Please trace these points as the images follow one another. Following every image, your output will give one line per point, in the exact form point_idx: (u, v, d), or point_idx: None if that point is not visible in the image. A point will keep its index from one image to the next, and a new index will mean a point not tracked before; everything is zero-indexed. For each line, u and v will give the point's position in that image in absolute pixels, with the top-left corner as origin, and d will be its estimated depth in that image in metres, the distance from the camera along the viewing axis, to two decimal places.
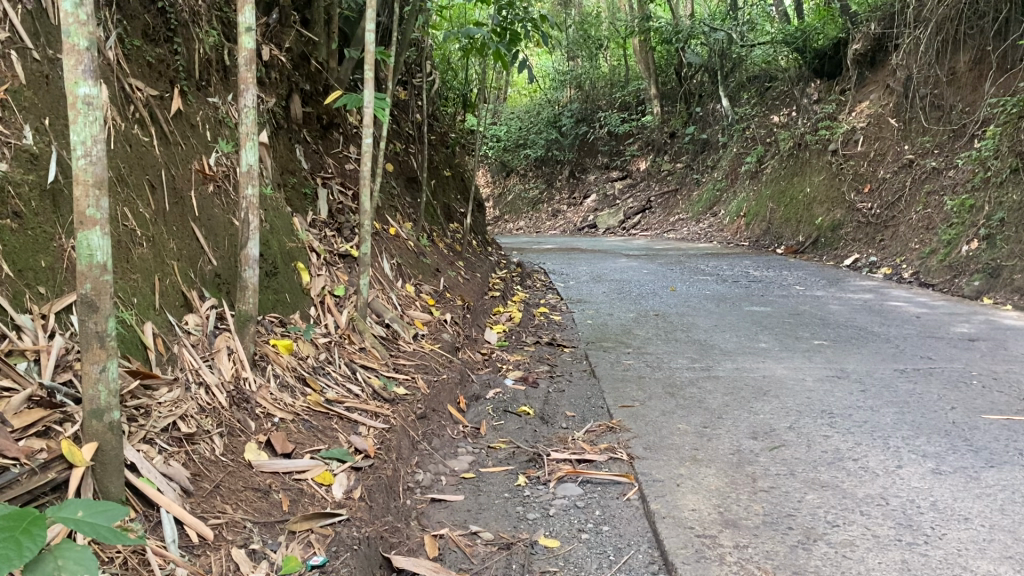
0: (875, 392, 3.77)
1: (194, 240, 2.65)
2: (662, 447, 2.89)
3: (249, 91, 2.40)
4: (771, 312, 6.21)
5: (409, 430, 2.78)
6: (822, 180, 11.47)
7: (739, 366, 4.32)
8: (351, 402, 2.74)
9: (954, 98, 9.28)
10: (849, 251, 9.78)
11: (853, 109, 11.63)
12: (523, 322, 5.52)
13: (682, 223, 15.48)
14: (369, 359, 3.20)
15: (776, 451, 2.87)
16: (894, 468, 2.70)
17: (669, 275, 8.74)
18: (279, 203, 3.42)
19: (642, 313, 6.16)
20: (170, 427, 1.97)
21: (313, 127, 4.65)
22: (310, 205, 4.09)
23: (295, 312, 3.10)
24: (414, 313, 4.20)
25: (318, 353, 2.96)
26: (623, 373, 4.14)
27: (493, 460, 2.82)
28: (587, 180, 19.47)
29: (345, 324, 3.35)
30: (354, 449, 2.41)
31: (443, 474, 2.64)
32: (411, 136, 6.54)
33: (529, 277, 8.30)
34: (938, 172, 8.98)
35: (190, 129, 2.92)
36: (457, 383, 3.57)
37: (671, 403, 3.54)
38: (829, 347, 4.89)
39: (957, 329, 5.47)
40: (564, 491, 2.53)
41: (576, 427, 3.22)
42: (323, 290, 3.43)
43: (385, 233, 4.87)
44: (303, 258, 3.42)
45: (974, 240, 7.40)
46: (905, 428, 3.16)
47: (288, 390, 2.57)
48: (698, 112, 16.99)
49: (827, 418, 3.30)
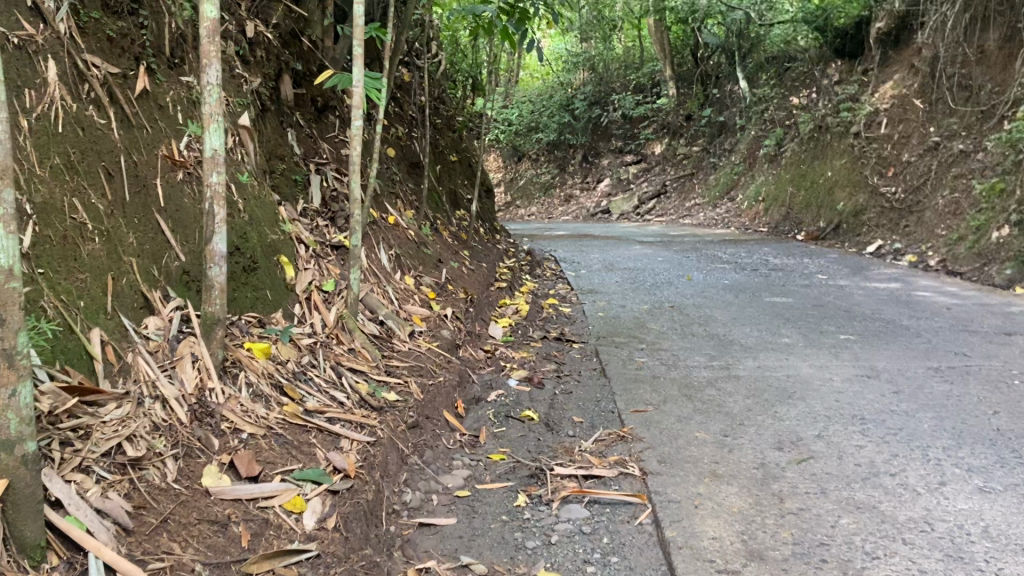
0: (909, 394, 3.49)
1: (159, 234, 2.39)
2: (678, 461, 2.63)
3: (212, 66, 2.13)
4: (793, 303, 5.91)
5: (398, 443, 2.52)
6: (844, 164, 11.12)
7: (761, 364, 4.04)
8: (333, 412, 2.48)
9: (983, 78, 8.89)
10: (872, 237, 9.45)
11: (876, 90, 11.24)
12: (531, 315, 5.25)
13: (698, 208, 15.15)
14: (358, 362, 2.94)
15: (805, 465, 2.59)
16: (937, 485, 2.42)
17: (685, 262, 8.46)
18: (262, 191, 3.16)
19: (657, 304, 5.88)
20: (112, 452, 1.72)
21: (306, 110, 4.39)
22: (301, 193, 3.84)
23: (276, 310, 2.86)
24: (413, 308, 3.95)
25: (300, 356, 2.71)
26: (636, 372, 3.87)
27: (490, 474, 2.56)
28: (601, 164, 19.14)
29: (333, 322, 3.09)
30: (332, 468, 2.15)
31: (434, 493, 2.39)
32: (414, 119, 6.27)
33: (539, 265, 8.03)
34: (965, 155, 8.62)
35: (158, 111, 2.66)
36: (455, 385, 3.31)
37: (688, 407, 3.27)
38: (856, 342, 4.59)
39: (991, 321, 5.15)
40: (568, 514, 2.26)
41: (583, 435, 2.96)
42: (310, 285, 3.18)
43: (384, 222, 4.61)
44: (289, 251, 3.16)
45: (1005, 226, 7.06)
46: (946, 436, 2.88)
47: (262, 400, 2.32)
48: (715, 94, 16.61)
49: (858, 425, 3.02)
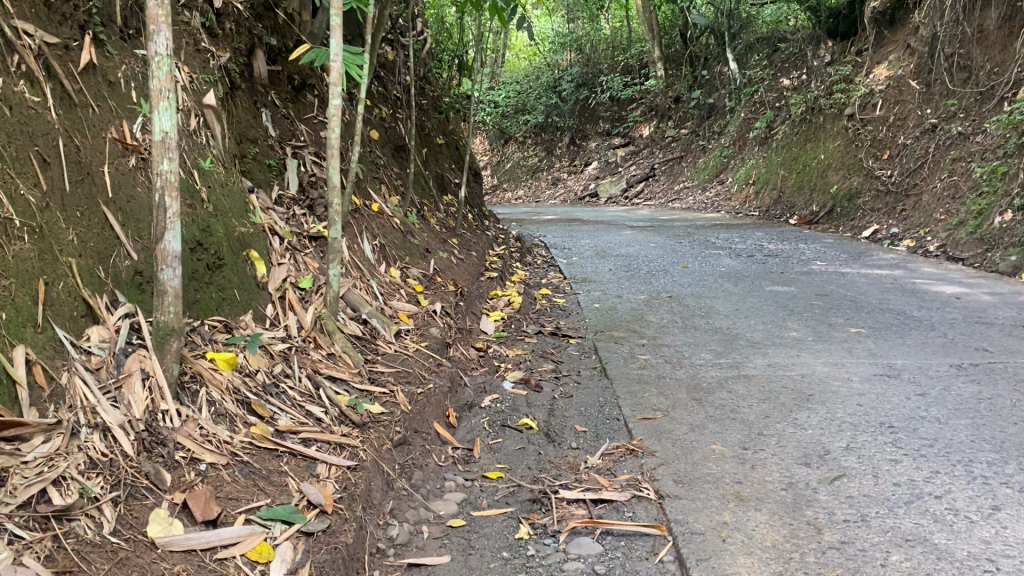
0: (936, 396, 3.22)
1: (106, 229, 2.08)
2: (696, 481, 2.35)
3: (160, 32, 1.80)
4: (796, 293, 5.63)
5: (383, 465, 2.23)
6: (838, 146, 10.84)
7: (772, 362, 3.77)
8: (308, 430, 2.17)
9: (983, 58, 8.65)
10: (867, 222, 9.19)
11: (871, 71, 10.97)
12: (523, 308, 4.96)
13: (688, 191, 14.88)
14: (338, 369, 2.63)
15: (838, 485, 2.32)
16: (989, 510, 2.15)
17: (679, 248, 8.19)
18: (228, 176, 2.84)
19: (654, 295, 5.60)
20: (32, 502, 1.43)
21: (281, 87, 4.06)
22: (275, 179, 3.52)
23: (245, 313, 2.55)
24: (398, 304, 3.64)
25: (270, 365, 2.40)
26: (639, 373, 3.58)
27: (488, 499, 2.27)
28: (588, 147, 18.80)
29: (310, 324, 2.77)
30: (307, 503, 1.85)
31: (424, 524, 2.09)
32: (398, 99, 5.94)
33: (529, 253, 7.72)
34: (964, 138, 8.36)
35: (107, 88, 2.32)
36: (446, 391, 3.01)
37: (700, 414, 2.99)
38: (868, 336, 4.32)
39: (1005, 312, 4.90)
40: (578, 549, 1.98)
41: (588, 448, 2.68)
42: (283, 282, 2.86)
43: (366, 209, 4.29)
44: (260, 244, 2.84)
45: (1008, 211, 6.82)
46: (987, 448, 2.61)
47: (225, 421, 2.03)
48: (704, 76, 16.30)
49: (889, 434, 2.75)
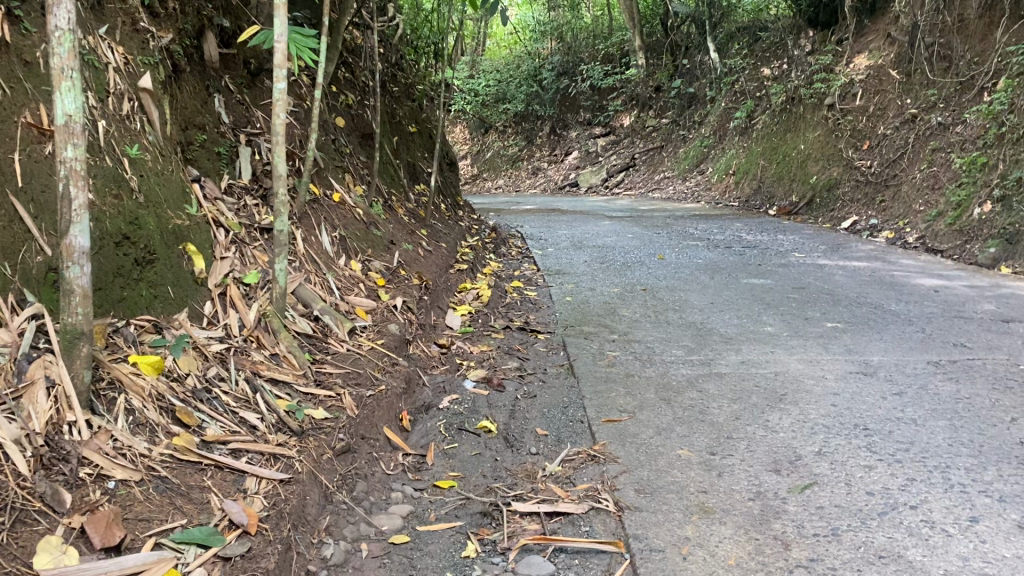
0: (914, 396, 3.10)
1: (15, 222, 1.91)
2: (658, 490, 2.21)
3: (62, 5, 1.63)
4: (773, 286, 5.51)
5: (322, 477, 2.08)
6: (818, 136, 10.72)
7: (745, 359, 3.64)
8: (239, 440, 2.02)
9: (963, 47, 8.58)
10: (847, 213, 9.08)
11: (851, 60, 10.88)
12: (492, 302, 4.80)
13: (668, 181, 14.76)
14: (281, 372, 2.47)
15: (809, 494, 2.18)
16: (967, 522, 2.02)
17: (656, 239, 8.06)
18: (165, 165, 2.66)
19: (628, 288, 5.45)
20: None
21: (236, 72, 3.87)
22: (225, 167, 3.34)
23: (181, 311, 2.38)
24: (355, 299, 3.47)
25: (203, 368, 2.23)
26: (607, 371, 3.44)
27: (435, 512, 2.12)
28: (569, 137, 18.65)
29: (253, 322, 2.60)
30: (227, 523, 1.70)
31: (363, 541, 1.94)
32: (366, 86, 5.75)
33: (504, 244, 7.57)
34: (944, 128, 8.27)
35: (22, 68, 2.13)
36: (400, 392, 2.84)
37: (668, 415, 2.85)
38: (844, 331, 4.20)
39: (984, 306, 4.80)
40: (528, 569, 1.83)
41: (548, 453, 2.53)
42: (226, 278, 2.69)
43: (326, 199, 4.11)
44: (201, 237, 2.66)
45: (987, 202, 6.74)
46: (965, 452, 2.49)
47: (145, 431, 1.86)
48: (685, 65, 16.17)
49: (864, 438, 2.63)
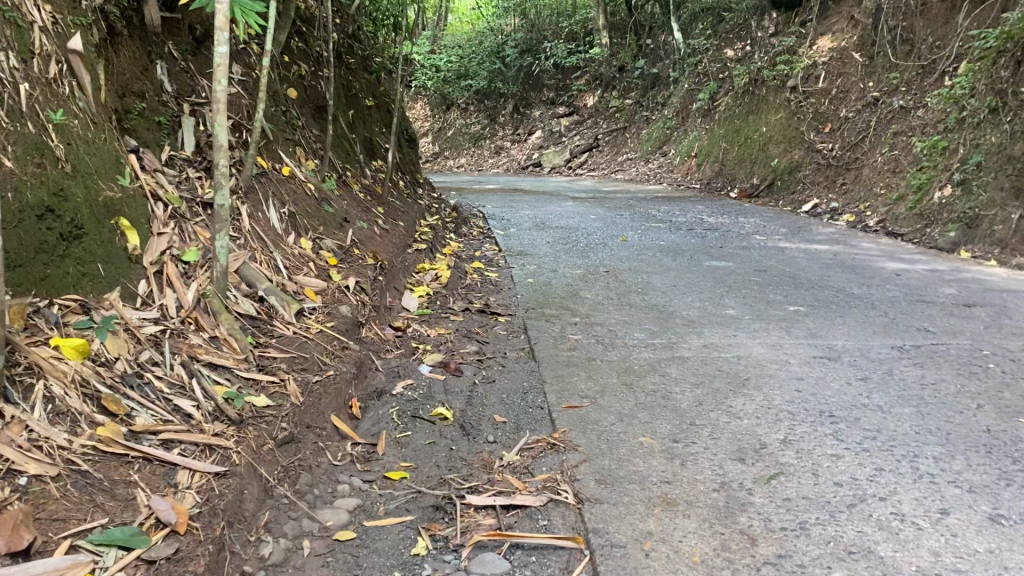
0: (880, 382, 3.04)
1: None
2: (620, 481, 2.11)
3: None
4: (735, 268, 5.45)
5: (260, 470, 1.95)
6: (780, 118, 10.69)
7: (709, 343, 3.55)
8: (171, 431, 1.87)
9: (926, 31, 8.58)
10: (808, 196, 9.08)
11: (814, 43, 10.86)
12: (451, 283, 4.66)
13: (630, 162, 14.70)
14: (220, 356, 2.32)
15: (775, 485, 2.10)
16: (938, 515, 1.95)
17: (619, 220, 7.97)
18: (98, 133, 2.47)
19: (590, 269, 5.35)
20: None
21: (181, 38, 3.66)
22: (167, 138, 3.15)
23: (112, 291, 2.21)
24: (304, 279, 3.31)
25: (134, 352, 2.07)
26: (568, 355, 3.33)
27: (385, 505, 1.99)
28: (532, 116, 18.48)
29: (191, 303, 2.45)
30: (154, 522, 1.55)
31: (305, 538, 1.81)
32: (320, 56, 5.54)
33: (465, 223, 7.43)
34: (905, 112, 8.27)
35: None
36: (350, 378, 2.71)
37: (630, 401, 2.75)
38: (807, 315, 4.14)
39: (945, 291, 4.78)
40: (483, 568, 1.72)
41: (505, 442, 2.42)
42: (163, 255, 2.52)
43: (276, 173, 3.93)
44: (136, 211, 2.49)
45: (947, 186, 6.75)
46: (933, 441, 2.43)
47: (65, 421, 1.71)
48: (649, 45, 16.07)
49: (830, 425, 2.55)
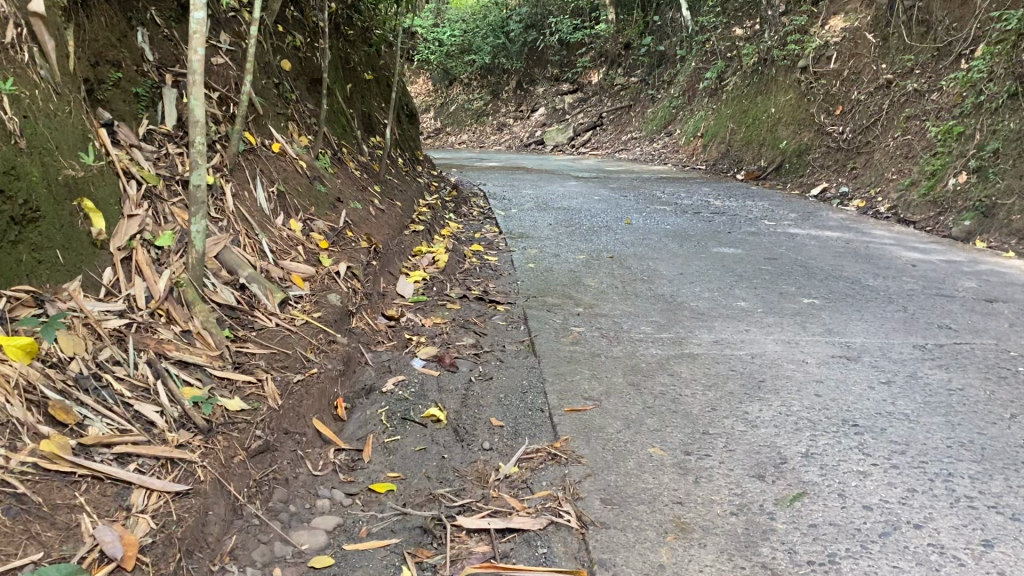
0: (904, 386, 2.84)
1: None
2: (628, 501, 1.91)
3: None
4: (744, 256, 5.24)
5: (229, 486, 1.75)
6: (790, 99, 10.43)
7: (719, 338, 3.35)
8: (128, 443, 1.67)
9: (943, 12, 8.27)
10: (817, 179, 8.86)
11: (826, 22, 10.55)
12: (448, 267, 4.45)
13: (635, 142, 14.46)
14: (192, 354, 2.12)
15: (799, 509, 1.90)
16: (980, 548, 1.76)
17: (623, 202, 7.75)
18: (61, 104, 2.25)
19: (594, 254, 5.14)
20: None
21: (165, 4, 3.42)
22: (144, 110, 2.93)
23: (71, 281, 2.01)
24: (291, 264, 3.10)
25: (94, 350, 1.87)
26: (571, 349, 3.13)
27: (367, 526, 1.80)
28: (536, 93, 18.20)
29: (162, 293, 2.24)
30: (97, 556, 1.37)
31: (276, 567, 1.62)
32: (316, 27, 5.29)
33: (465, 203, 7.21)
34: (919, 95, 8.02)
35: None
36: (336, 375, 2.51)
37: (637, 404, 2.55)
38: (821, 308, 3.94)
39: (964, 284, 4.57)
40: None
41: (502, 450, 2.22)
42: (133, 240, 2.31)
43: (265, 148, 3.70)
44: (103, 191, 2.28)
45: (962, 173, 6.51)
46: (967, 458, 2.23)
47: (5, 433, 1.51)
48: (656, 22, 15.71)
49: (855, 437, 2.35)
